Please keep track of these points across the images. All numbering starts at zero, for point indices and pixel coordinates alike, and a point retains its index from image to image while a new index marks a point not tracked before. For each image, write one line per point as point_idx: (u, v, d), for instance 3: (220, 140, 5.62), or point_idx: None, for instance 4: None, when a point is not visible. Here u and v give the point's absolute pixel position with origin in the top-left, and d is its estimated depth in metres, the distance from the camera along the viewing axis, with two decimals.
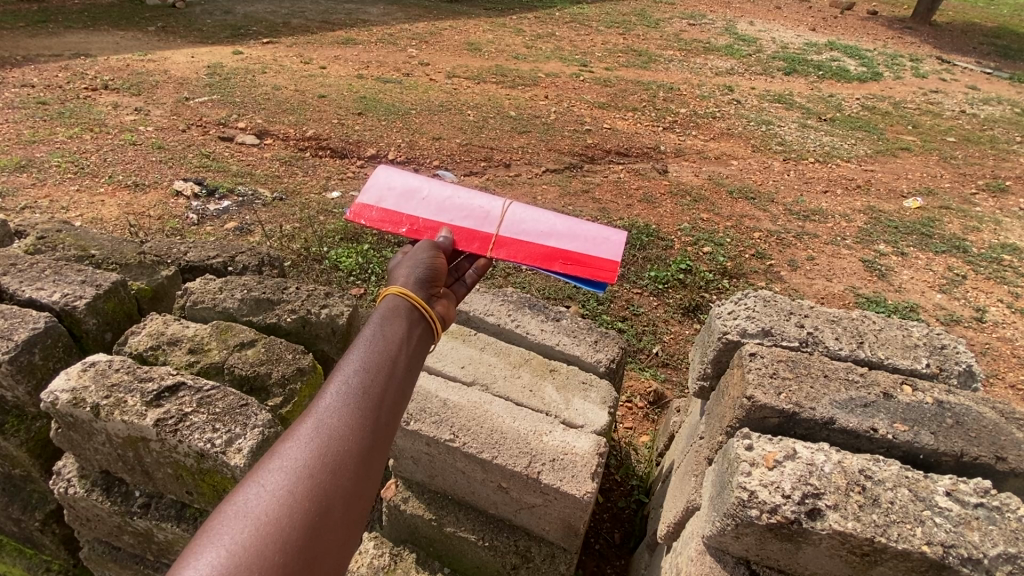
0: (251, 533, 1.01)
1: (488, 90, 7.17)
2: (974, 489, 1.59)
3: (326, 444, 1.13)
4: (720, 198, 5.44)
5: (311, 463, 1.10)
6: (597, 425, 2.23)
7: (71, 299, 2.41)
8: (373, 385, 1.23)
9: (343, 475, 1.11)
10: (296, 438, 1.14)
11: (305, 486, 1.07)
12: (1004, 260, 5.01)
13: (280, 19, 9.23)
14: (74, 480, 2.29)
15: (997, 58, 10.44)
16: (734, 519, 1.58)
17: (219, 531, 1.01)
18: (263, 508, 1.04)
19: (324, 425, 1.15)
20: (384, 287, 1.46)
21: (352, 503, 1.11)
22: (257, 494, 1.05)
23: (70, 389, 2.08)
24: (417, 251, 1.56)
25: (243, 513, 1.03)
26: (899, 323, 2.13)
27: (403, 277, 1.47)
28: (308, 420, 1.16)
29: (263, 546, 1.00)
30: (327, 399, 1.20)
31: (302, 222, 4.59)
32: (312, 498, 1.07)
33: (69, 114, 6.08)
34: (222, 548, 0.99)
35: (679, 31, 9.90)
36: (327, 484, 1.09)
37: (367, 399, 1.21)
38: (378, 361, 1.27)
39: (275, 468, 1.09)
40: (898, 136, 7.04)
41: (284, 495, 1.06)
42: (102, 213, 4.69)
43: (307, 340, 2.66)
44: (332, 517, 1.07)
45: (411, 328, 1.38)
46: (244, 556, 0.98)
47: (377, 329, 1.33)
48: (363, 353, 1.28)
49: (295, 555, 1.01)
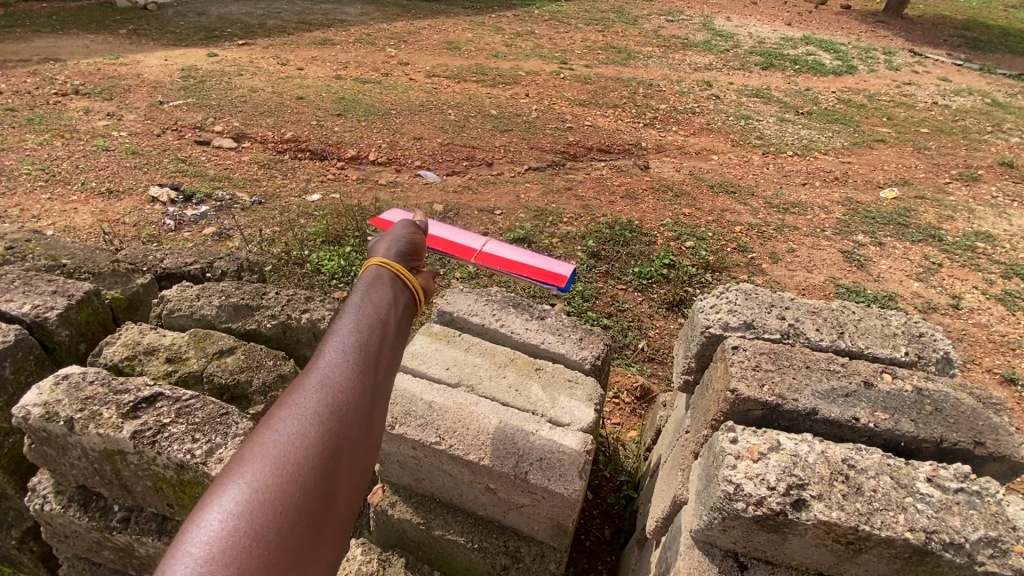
0: (273, 473, 0.99)
1: (468, 90, 7.13)
2: (953, 474, 1.60)
3: (333, 393, 1.12)
4: (701, 192, 5.46)
5: (321, 408, 1.09)
6: (584, 423, 2.20)
7: (41, 311, 2.35)
8: (373, 336, 1.25)
9: (354, 419, 1.11)
10: (302, 388, 1.13)
11: (318, 431, 1.07)
12: (978, 248, 5.10)
13: (255, 20, 9.10)
14: (49, 497, 2.24)
15: (968, 51, 10.62)
16: (721, 513, 1.57)
17: (235, 475, 0.98)
18: (280, 450, 1.02)
19: (331, 373, 1.15)
20: (366, 261, 1.47)
21: (364, 447, 1.11)
22: (273, 438, 1.03)
23: (42, 403, 2.03)
24: (395, 231, 1.60)
25: (258, 458, 1.00)
26: (877, 313, 2.14)
27: (383, 250, 1.51)
28: (311, 370, 1.16)
29: (285, 485, 0.98)
30: (329, 350, 1.19)
31: (282, 226, 4.53)
32: (326, 441, 1.06)
33: (39, 120, 5.94)
34: (244, 487, 0.96)
35: (657, 28, 9.93)
36: (339, 429, 1.09)
37: (369, 350, 1.22)
38: (373, 319, 1.28)
39: (285, 416, 1.07)
40: (873, 128, 7.13)
41: (298, 438, 1.04)
42: (75, 221, 4.59)
43: (288, 346, 2.61)
44: (346, 459, 1.07)
45: (398, 288, 1.40)
46: (267, 495, 0.96)
47: (367, 291, 1.35)
48: (359, 308, 1.29)
49: (315, 493, 1.00)
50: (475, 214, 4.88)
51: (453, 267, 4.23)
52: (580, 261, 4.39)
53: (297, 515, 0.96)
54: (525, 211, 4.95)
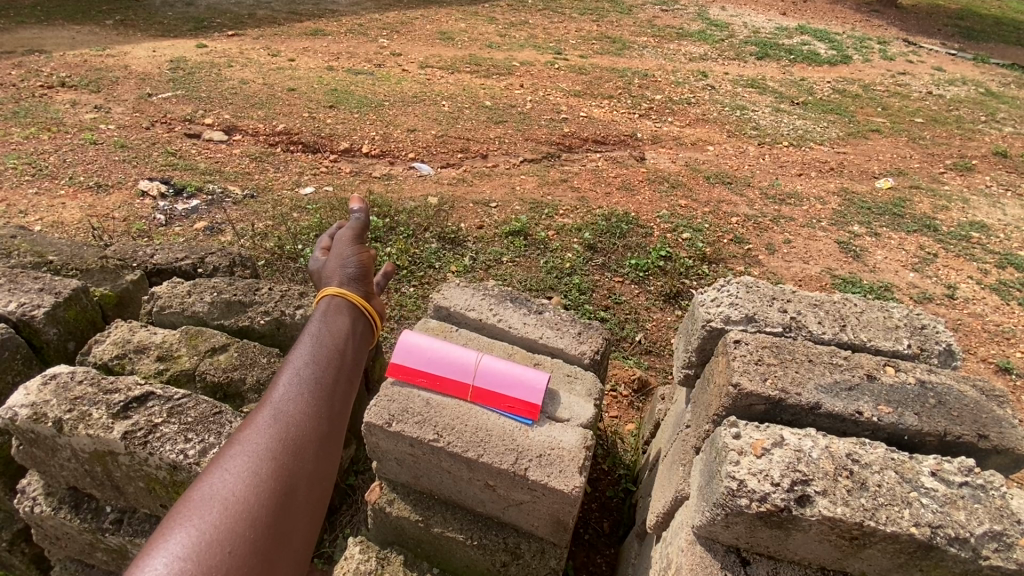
0: (223, 510, 1.15)
1: (461, 81, 7.05)
2: (958, 468, 1.58)
3: (287, 430, 1.31)
4: (698, 183, 5.43)
5: (271, 446, 1.27)
6: (584, 418, 2.14)
7: (27, 309, 2.32)
8: (322, 377, 1.45)
9: (303, 457, 1.29)
10: (253, 427, 1.30)
11: (268, 468, 1.24)
12: (973, 238, 5.09)
13: (244, 10, 8.97)
14: (39, 499, 2.20)
15: (961, 40, 10.60)
16: (724, 509, 1.54)
17: (188, 514, 1.13)
18: (230, 488, 1.18)
19: (281, 414, 1.33)
20: (323, 291, 1.72)
21: (314, 483, 1.29)
22: (224, 477, 1.20)
23: (30, 404, 2.00)
24: (343, 256, 1.85)
25: (214, 493, 1.17)
26: (879, 305, 2.11)
27: (337, 278, 1.77)
28: (262, 411, 1.34)
29: (235, 522, 1.14)
30: (279, 392, 1.38)
31: (275, 220, 4.46)
32: (277, 478, 1.23)
33: (24, 113, 5.83)
34: (194, 527, 1.11)
35: (652, 17, 9.85)
36: (290, 466, 1.26)
37: (318, 391, 1.42)
38: (326, 358, 1.49)
39: (241, 451, 1.25)
40: (868, 118, 7.10)
41: (250, 476, 1.21)
42: (63, 216, 4.52)
43: (282, 343, 2.55)
44: (297, 496, 1.24)
45: (353, 323, 1.65)
46: (217, 532, 1.11)
47: (321, 328, 1.57)
48: (309, 350, 1.49)
49: (264, 530, 1.16)
50: (470, 207, 4.83)
51: (449, 261, 4.19)
52: (577, 254, 4.35)
53: (246, 553, 1.11)
54: (520, 203, 4.90)
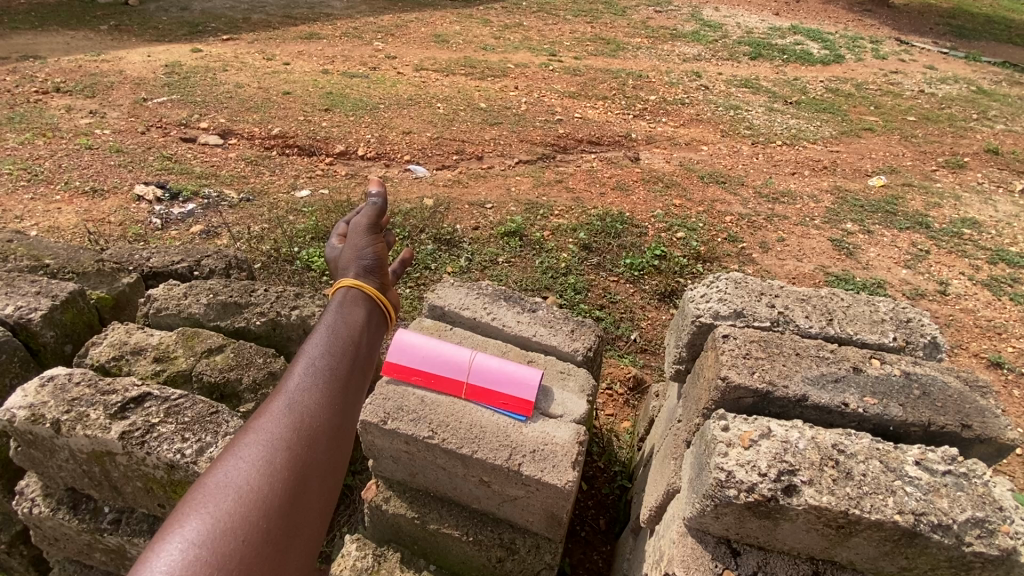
0: (237, 499, 1.17)
1: (456, 83, 7.08)
2: (941, 457, 1.61)
3: (301, 421, 1.33)
4: (692, 182, 5.47)
5: (285, 437, 1.29)
6: (576, 414, 2.16)
7: (25, 312, 2.34)
8: (336, 369, 1.47)
9: (317, 448, 1.31)
10: (268, 415, 1.32)
11: (282, 457, 1.26)
12: (965, 234, 5.13)
13: (239, 15, 8.99)
14: (38, 500, 2.22)
15: (953, 38, 10.67)
16: (713, 500, 1.57)
17: (204, 500, 1.15)
18: (245, 478, 1.20)
19: (296, 404, 1.35)
20: (340, 282, 1.75)
21: (326, 475, 1.31)
22: (239, 466, 1.22)
23: (27, 405, 2.03)
24: (360, 246, 1.87)
25: (227, 483, 1.19)
26: (865, 299, 2.14)
27: (353, 270, 1.79)
28: (277, 400, 1.36)
29: (248, 511, 1.16)
30: (294, 383, 1.40)
31: (271, 223, 4.49)
32: (291, 468, 1.25)
33: (20, 119, 5.86)
34: (208, 513, 1.13)
35: (646, 18, 9.89)
36: (304, 456, 1.28)
37: (331, 383, 1.44)
38: (341, 348, 1.52)
39: (258, 439, 1.27)
40: (861, 116, 7.15)
41: (263, 466, 1.23)
42: (59, 221, 4.54)
43: (278, 343, 2.58)
44: (310, 486, 1.26)
45: (369, 316, 1.67)
46: (230, 520, 1.13)
47: (338, 318, 1.60)
48: (325, 342, 1.52)
49: (277, 520, 1.18)
50: (465, 209, 4.85)
51: (445, 262, 4.22)
52: (572, 253, 4.39)
53: (258, 542, 1.13)
54: (516, 204, 4.93)
